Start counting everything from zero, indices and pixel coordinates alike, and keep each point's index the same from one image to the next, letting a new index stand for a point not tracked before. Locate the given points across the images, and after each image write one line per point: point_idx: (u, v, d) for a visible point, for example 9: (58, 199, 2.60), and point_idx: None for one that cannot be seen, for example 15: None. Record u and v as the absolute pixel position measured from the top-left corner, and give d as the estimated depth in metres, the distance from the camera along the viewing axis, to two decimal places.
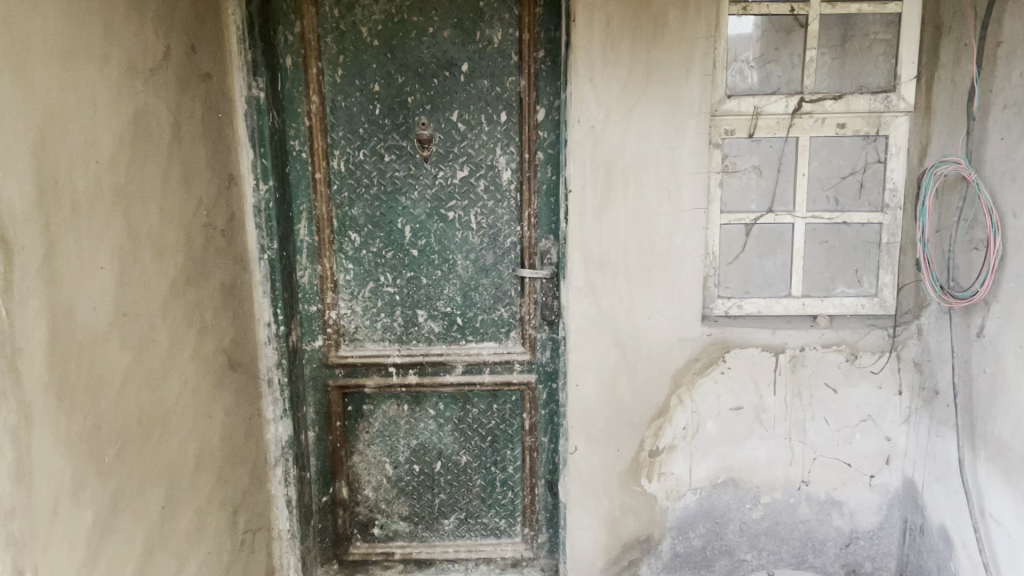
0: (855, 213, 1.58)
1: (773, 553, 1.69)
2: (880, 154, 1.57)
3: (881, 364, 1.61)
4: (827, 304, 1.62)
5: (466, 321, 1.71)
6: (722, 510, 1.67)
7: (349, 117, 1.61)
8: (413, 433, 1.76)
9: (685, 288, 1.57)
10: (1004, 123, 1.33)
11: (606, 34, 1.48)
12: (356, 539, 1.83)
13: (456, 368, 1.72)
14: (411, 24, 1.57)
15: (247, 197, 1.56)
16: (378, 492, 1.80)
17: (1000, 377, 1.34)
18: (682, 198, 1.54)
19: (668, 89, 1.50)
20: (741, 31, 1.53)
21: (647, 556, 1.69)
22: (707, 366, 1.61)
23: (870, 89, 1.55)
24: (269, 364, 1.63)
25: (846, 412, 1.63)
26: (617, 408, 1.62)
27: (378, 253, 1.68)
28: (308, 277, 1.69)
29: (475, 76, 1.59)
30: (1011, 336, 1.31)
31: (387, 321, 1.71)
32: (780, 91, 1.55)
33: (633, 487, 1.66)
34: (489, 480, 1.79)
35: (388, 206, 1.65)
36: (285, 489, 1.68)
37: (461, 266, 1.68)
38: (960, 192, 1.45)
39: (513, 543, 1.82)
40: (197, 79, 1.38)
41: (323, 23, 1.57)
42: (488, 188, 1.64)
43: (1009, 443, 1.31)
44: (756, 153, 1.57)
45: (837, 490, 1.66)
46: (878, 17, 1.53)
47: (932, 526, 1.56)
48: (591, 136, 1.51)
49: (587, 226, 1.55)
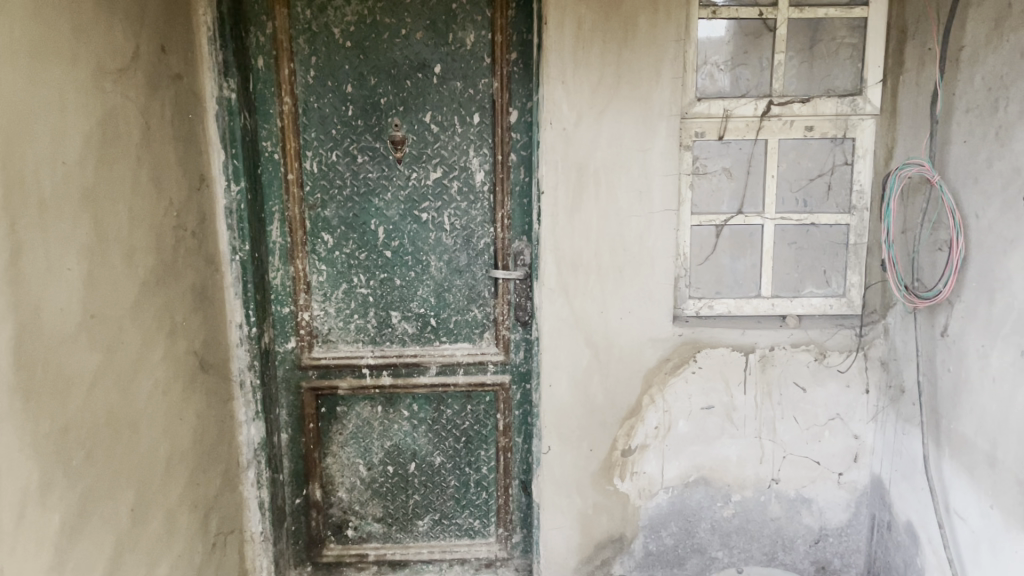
0: (824, 215, 1.61)
1: (744, 551, 1.71)
2: (847, 156, 1.59)
3: (848, 363, 1.64)
4: (796, 304, 1.64)
5: (440, 322, 1.72)
6: (694, 508, 1.69)
7: (322, 118, 1.61)
8: (387, 434, 1.76)
9: (656, 289, 1.59)
10: (967, 126, 1.35)
11: (577, 37, 1.49)
12: (330, 541, 1.82)
13: (431, 369, 1.73)
14: (384, 26, 1.57)
15: (219, 198, 1.55)
16: (352, 494, 1.79)
17: (964, 376, 1.36)
18: (654, 199, 1.56)
19: (639, 91, 1.52)
20: (711, 35, 1.55)
21: (619, 555, 1.70)
22: (679, 366, 1.63)
23: (837, 92, 1.57)
24: (241, 366, 1.62)
25: (816, 410, 1.65)
26: (590, 408, 1.63)
27: (351, 254, 1.68)
28: (280, 279, 1.68)
29: (448, 77, 1.60)
30: (974, 335, 1.33)
31: (360, 322, 1.71)
32: (749, 94, 1.57)
33: (606, 486, 1.67)
34: (463, 480, 1.79)
35: (361, 207, 1.65)
36: (258, 491, 1.67)
37: (435, 267, 1.69)
38: (924, 194, 1.47)
39: (487, 543, 1.83)
40: (167, 79, 1.37)
41: (296, 24, 1.57)
42: (462, 189, 1.65)
43: (973, 441, 1.33)
44: (725, 156, 1.59)
45: (806, 488, 1.69)
46: (845, 22, 1.55)
47: (899, 522, 1.58)
48: (563, 137, 1.52)
49: (560, 226, 1.56)
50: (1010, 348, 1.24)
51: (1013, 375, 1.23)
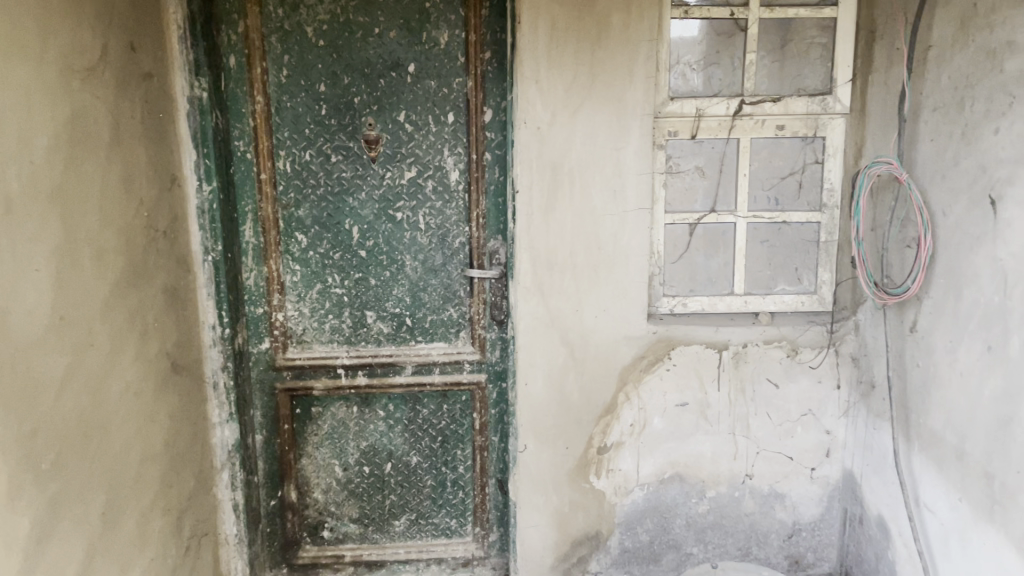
0: (795, 213, 1.62)
1: (718, 546, 1.73)
2: (818, 155, 1.61)
3: (819, 359, 1.66)
4: (768, 301, 1.65)
5: (416, 321, 1.71)
6: (669, 505, 1.70)
7: (295, 117, 1.60)
8: (363, 434, 1.76)
9: (631, 287, 1.60)
10: (933, 124, 1.37)
11: (551, 36, 1.50)
12: (305, 543, 1.81)
13: (406, 369, 1.72)
14: (357, 25, 1.57)
15: (190, 198, 1.54)
16: (327, 495, 1.79)
17: (932, 371, 1.38)
18: (628, 198, 1.57)
19: (613, 91, 1.53)
20: (684, 34, 1.56)
21: (596, 552, 1.71)
22: (653, 363, 1.64)
23: (808, 91, 1.59)
24: (214, 367, 1.61)
25: (788, 407, 1.67)
26: (565, 406, 1.64)
27: (325, 253, 1.67)
28: (253, 279, 1.67)
29: (422, 77, 1.59)
30: (942, 331, 1.35)
31: (335, 322, 1.70)
32: (721, 94, 1.59)
33: (582, 484, 1.68)
34: (440, 480, 1.79)
35: (335, 207, 1.64)
36: (232, 493, 1.66)
37: (410, 267, 1.68)
38: (893, 192, 1.49)
39: (464, 543, 1.82)
40: (137, 78, 1.36)
41: (267, 23, 1.56)
42: (436, 189, 1.65)
43: (942, 435, 1.36)
44: (698, 154, 1.61)
45: (780, 483, 1.70)
46: (815, 22, 1.57)
47: (870, 516, 1.61)
48: (537, 137, 1.53)
49: (535, 226, 1.57)
50: (977, 343, 1.26)
51: (979, 370, 1.25)
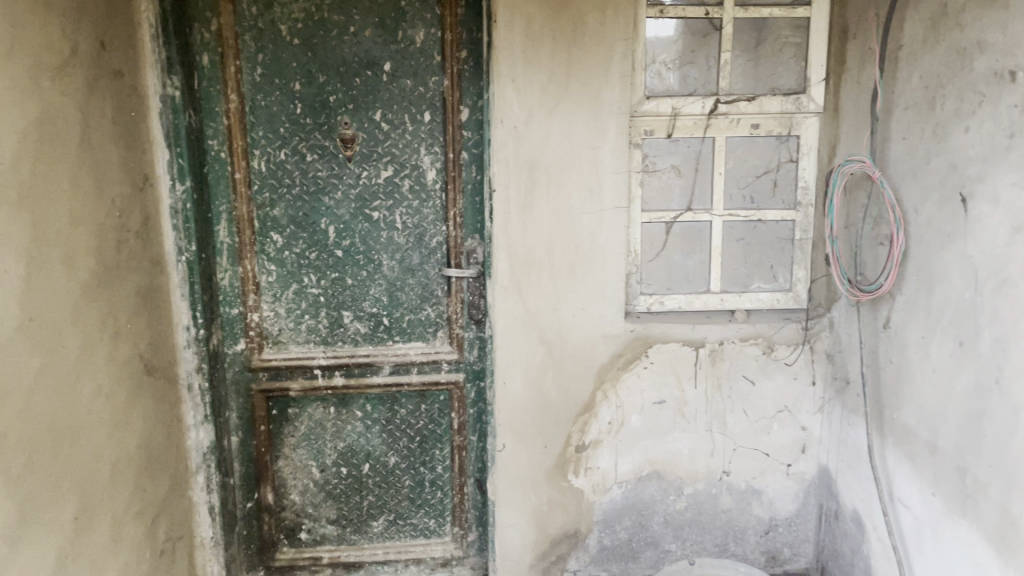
0: (770, 211, 1.64)
1: (696, 543, 1.74)
2: (792, 153, 1.62)
3: (795, 356, 1.67)
4: (744, 299, 1.67)
5: (393, 322, 1.70)
6: (647, 502, 1.71)
7: (269, 116, 1.59)
8: (340, 435, 1.75)
9: (608, 286, 1.61)
10: (905, 123, 1.39)
11: (527, 35, 1.50)
12: (283, 545, 1.80)
13: (384, 369, 1.72)
14: (332, 24, 1.56)
15: (163, 198, 1.52)
16: (304, 496, 1.77)
17: (905, 367, 1.40)
18: (605, 197, 1.57)
19: (589, 90, 1.53)
20: (659, 34, 1.57)
21: (574, 550, 1.72)
22: (631, 361, 1.65)
23: (782, 90, 1.60)
24: (189, 369, 1.59)
25: (764, 403, 1.68)
26: (543, 404, 1.65)
27: (301, 253, 1.66)
28: (228, 280, 1.65)
29: (398, 75, 1.59)
30: (914, 327, 1.37)
31: (311, 323, 1.69)
32: (697, 93, 1.59)
33: (561, 482, 1.68)
34: (418, 480, 1.78)
35: (311, 207, 1.63)
36: (208, 496, 1.65)
37: (387, 266, 1.67)
38: (866, 190, 1.51)
39: (442, 543, 1.82)
40: (108, 76, 1.34)
41: (241, 21, 1.54)
42: (413, 188, 1.64)
43: (915, 430, 1.37)
44: (675, 153, 1.61)
45: (756, 479, 1.72)
46: (789, 22, 1.58)
47: (845, 511, 1.62)
48: (514, 136, 1.53)
49: (512, 225, 1.57)
50: (948, 339, 1.27)
51: (951, 366, 1.27)
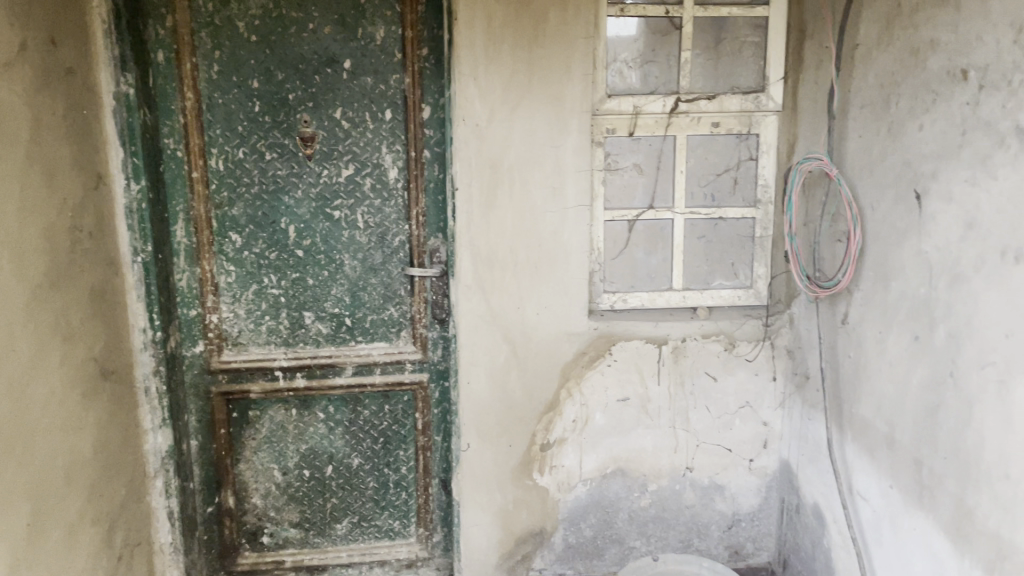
0: (730, 209, 1.65)
1: (660, 539, 1.75)
2: (752, 151, 1.64)
3: (756, 352, 1.69)
4: (706, 296, 1.68)
5: (355, 322, 1.69)
6: (612, 499, 1.71)
7: (227, 114, 1.56)
8: (302, 438, 1.73)
9: (571, 284, 1.61)
10: (861, 121, 1.41)
11: (488, 33, 1.49)
12: (244, 549, 1.77)
13: (346, 370, 1.70)
14: (290, 20, 1.54)
15: (118, 198, 1.49)
16: (266, 500, 1.75)
17: (863, 362, 1.42)
18: (567, 195, 1.57)
19: (550, 88, 1.53)
20: (620, 32, 1.58)
21: (540, 548, 1.72)
22: (595, 359, 1.65)
23: (742, 89, 1.62)
24: (146, 372, 1.56)
25: (727, 399, 1.70)
26: (508, 403, 1.65)
27: (261, 253, 1.63)
28: (186, 281, 1.62)
29: (358, 73, 1.57)
30: (871, 322, 1.39)
31: (272, 324, 1.67)
32: (658, 91, 1.60)
33: (526, 481, 1.68)
34: (382, 482, 1.77)
35: (270, 206, 1.61)
36: (167, 501, 1.62)
37: (349, 266, 1.66)
38: (824, 187, 1.53)
39: (407, 544, 1.81)
40: (59, 73, 1.31)
41: (197, 17, 1.52)
42: (375, 187, 1.62)
43: (873, 424, 1.39)
44: (636, 152, 1.62)
45: (719, 475, 1.73)
46: (748, 21, 1.60)
47: (806, 505, 1.64)
48: (476, 134, 1.53)
49: (475, 223, 1.56)
50: (904, 333, 1.29)
51: (907, 360, 1.29)
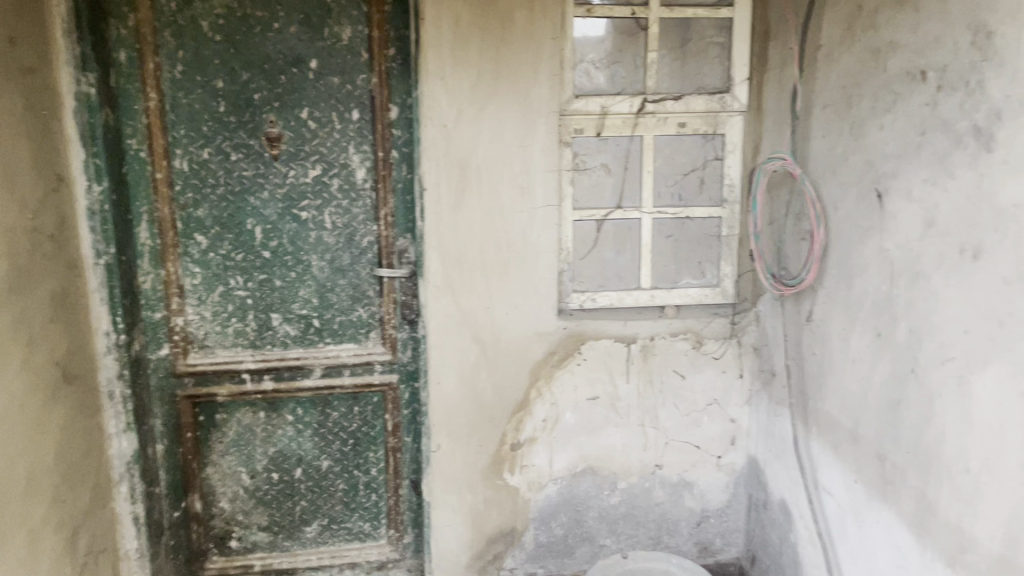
0: (697, 208, 1.67)
1: (630, 536, 1.76)
2: (718, 152, 1.66)
3: (722, 350, 1.71)
4: (674, 295, 1.69)
5: (323, 323, 1.67)
6: (582, 498, 1.72)
7: (191, 114, 1.54)
8: (270, 440, 1.71)
9: (540, 284, 1.62)
10: (824, 121, 1.43)
11: (455, 33, 1.49)
12: (212, 554, 1.75)
13: (315, 372, 1.69)
14: (255, 19, 1.52)
15: (79, 199, 1.47)
16: (234, 504, 1.73)
17: (827, 358, 1.44)
18: (536, 196, 1.58)
19: (518, 88, 1.53)
20: (587, 33, 1.58)
21: (510, 548, 1.72)
22: (564, 358, 1.66)
23: (708, 89, 1.64)
24: (109, 376, 1.54)
25: (694, 397, 1.71)
26: (478, 403, 1.65)
27: (227, 255, 1.62)
28: (150, 283, 1.60)
29: (325, 73, 1.56)
30: (835, 319, 1.41)
31: (239, 326, 1.65)
32: (624, 92, 1.61)
33: (496, 481, 1.68)
34: (352, 484, 1.76)
35: (236, 207, 1.60)
36: (132, 506, 1.60)
37: (317, 267, 1.65)
38: (788, 187, 1.55)
39: (378, 546, 1.80)
40: (17, 73, 1.28)
41: (160, 17, 1.50)
42: (342, 187, 1.61)
43: (837, 420, 1.41)
44: (604, 152, 1.63)
45: (688, 472, 1.75)
46: (712, 22, 1.62)
47: (773, 500, 1.66)
48: (444, 134, 1.52)
49: (444, 223, 1.56)
50: (866, 330, 1.32)
51: (870, 356, 1.31)
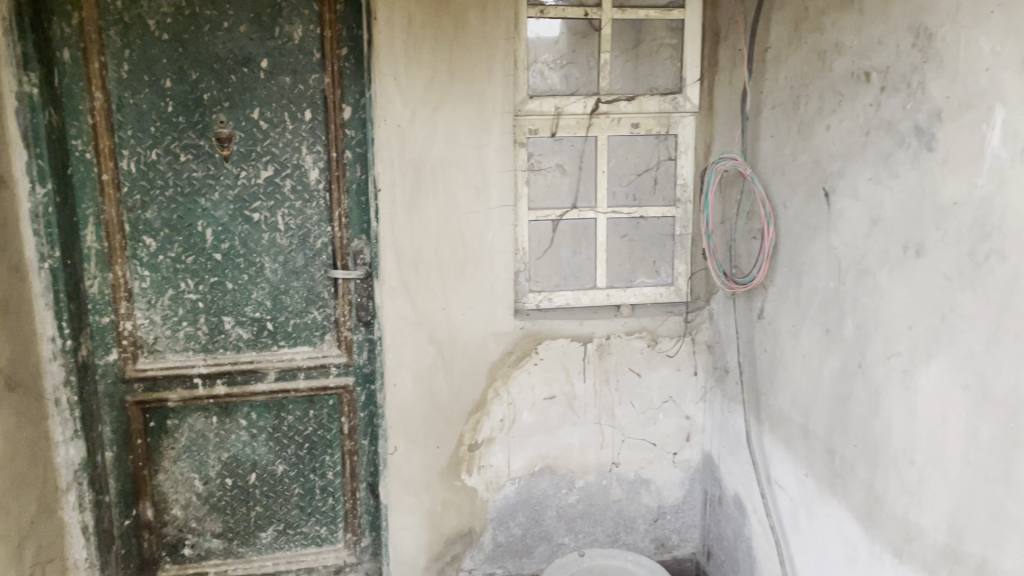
0: (651, 208, 1.68)
1: (588, 534, 1.77)
2: (671, 152, 1.68)
3: (677, 348, 1.72)
4: (629, 294, 1.71)
5: (277, 326, 1.66)
6: (539, 497, 1.73)
7: (138, 115, 1.51)
8: (223, 446, 1.69)
9: (496, 284, 1.62)
10: (773, 122, 1.45)
11: (408, 34, 1.49)
12: (165, 562, 1.72)
13: (269, 376, 1.67)
14: (204, 18, 1.50)
15: (22, 202, 1.43)
16: (187, 511, 1.70)
17: (778, 354, 1.46)
18: (492, 196, 1.58)
19: (472, 89, 1.53)
20: (540, 34, 1.59)
21: (469, 549, 1.72)
22: (521, 358, 1.66)
23: (661, 90, 1.65)
24: (55, 383, 1.50)
25: (650, 395, 1.73)
26: (435, 405, 1.64)
27: (177, 258, 1.59)
28: (97, 287, 1.56)
29: (276, 72, 1.54)
30: (785, 316, 1.44)
31: (190, 330, 1.63)
32: (578, 92, 1.62)
33: (454, 482, 1.68)
34: (308, 488, 1.74)
35: (186, 209, 1.57)
36: (81, 515, 1.56)
37: (270, 269, 1.63)
38: (739, 186, 1.57)
39: (335, 550, 1.79)
40: None
41: (105, 15, 1.47)
42: (295, 188, 1.60)
43: (788, 415, 1.44)
44: (558, 152, 1.64)
45: (645, 469, 1.76)
46: (665, 24, 1.63)
47: (728, 495, 1.68)
48: (398, 135, 1.52)
49: (399, 224, 1.55)
50: (815, 326, 1.34)
51: (819, 352, 1.33)
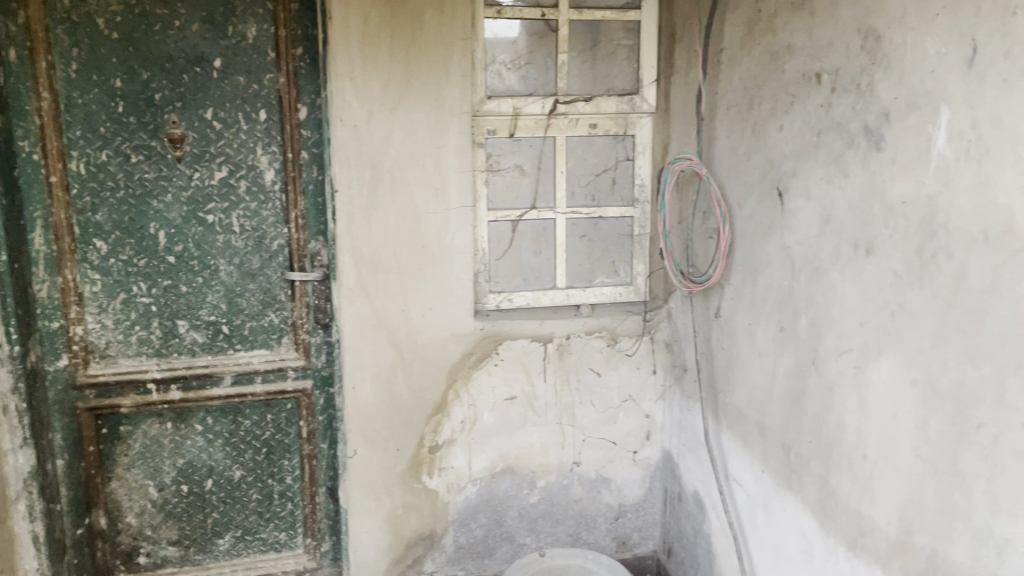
0: (610, 208, 1.69)
1: (550, 534, 1.77)
2: (629, 152, 1.68)
3: (636, 347, 1.74)
4: (589, 294, 1.72)
5: (233, 330, 1.63)
6: (501, 498, 1.73)
7: (87, 115, 1.48)
8: (179, 452, 1.66)
9: (456, 285, 1.61)
10: (728, 122, 1.46)
11: (364, 33, 1.48)
12: (119, 571, 1.69)
13: (225, 380, 1.64)
14: (155, 17, 1.48)
15: None
16: (142, 518, 1.67)
17: (734, 352, 1.48)
18: (450, 196, 1.58)
19: (429, 89, 1.53)
20: (498, 34, 1.59)
21: (430, 551, 1.71)
22: (481, 359, 1.66)
23: (618, 91, 1.66)
24: (3, 390, 1.45)
25: (610, 394, 1.74)
26: (395, 407, 1.63)
27: (129, 261, 1.56)
28: (46, 291, 1.52)
29: (230, 72, 1.52)
30: (741, 314, 1.45)
31: (143, 334, 1.60)
32: (537, 93, 1.62)
33: (415, 484, 1.67)
34: (266, 493, 1.72)
35: (137, 211, 1.54)
36: (31, 525, 1.51)
37: (225, 272, 1.60)
38: (695, 187, 1.59)
39: (295, 555, 1.77)
40: None
41: (52, 14, 1.43)
42: (250, 189, 1.58)
43: (745, 412, 1.45)
44: (517, 152, 1.64)
45: (606, 468, 1.77)
46: (621, 25, 1.64)
47: (687, 492, 1.70)
48: (355, 135, 1.50)
49: (356, 225, 1.54)
50: (770, 324, 1.36)
51: (774, 349, 1.35)
